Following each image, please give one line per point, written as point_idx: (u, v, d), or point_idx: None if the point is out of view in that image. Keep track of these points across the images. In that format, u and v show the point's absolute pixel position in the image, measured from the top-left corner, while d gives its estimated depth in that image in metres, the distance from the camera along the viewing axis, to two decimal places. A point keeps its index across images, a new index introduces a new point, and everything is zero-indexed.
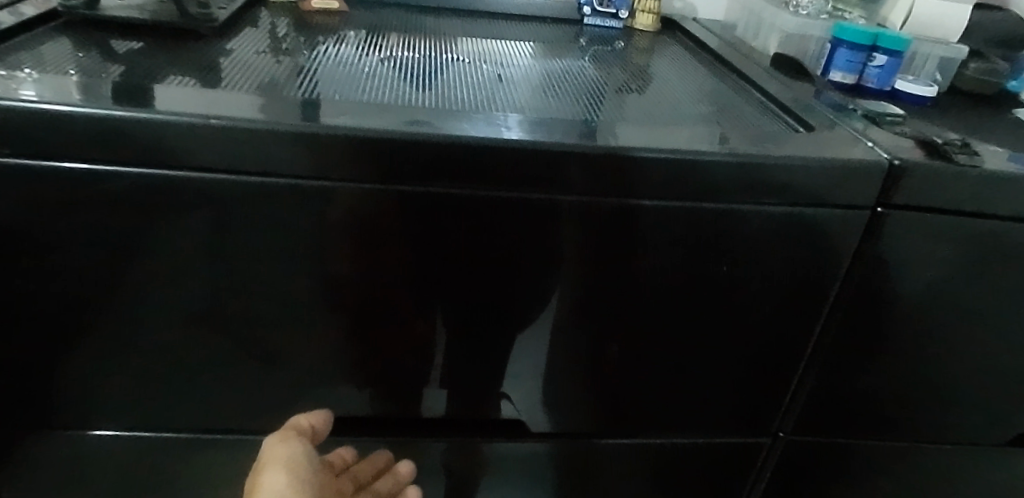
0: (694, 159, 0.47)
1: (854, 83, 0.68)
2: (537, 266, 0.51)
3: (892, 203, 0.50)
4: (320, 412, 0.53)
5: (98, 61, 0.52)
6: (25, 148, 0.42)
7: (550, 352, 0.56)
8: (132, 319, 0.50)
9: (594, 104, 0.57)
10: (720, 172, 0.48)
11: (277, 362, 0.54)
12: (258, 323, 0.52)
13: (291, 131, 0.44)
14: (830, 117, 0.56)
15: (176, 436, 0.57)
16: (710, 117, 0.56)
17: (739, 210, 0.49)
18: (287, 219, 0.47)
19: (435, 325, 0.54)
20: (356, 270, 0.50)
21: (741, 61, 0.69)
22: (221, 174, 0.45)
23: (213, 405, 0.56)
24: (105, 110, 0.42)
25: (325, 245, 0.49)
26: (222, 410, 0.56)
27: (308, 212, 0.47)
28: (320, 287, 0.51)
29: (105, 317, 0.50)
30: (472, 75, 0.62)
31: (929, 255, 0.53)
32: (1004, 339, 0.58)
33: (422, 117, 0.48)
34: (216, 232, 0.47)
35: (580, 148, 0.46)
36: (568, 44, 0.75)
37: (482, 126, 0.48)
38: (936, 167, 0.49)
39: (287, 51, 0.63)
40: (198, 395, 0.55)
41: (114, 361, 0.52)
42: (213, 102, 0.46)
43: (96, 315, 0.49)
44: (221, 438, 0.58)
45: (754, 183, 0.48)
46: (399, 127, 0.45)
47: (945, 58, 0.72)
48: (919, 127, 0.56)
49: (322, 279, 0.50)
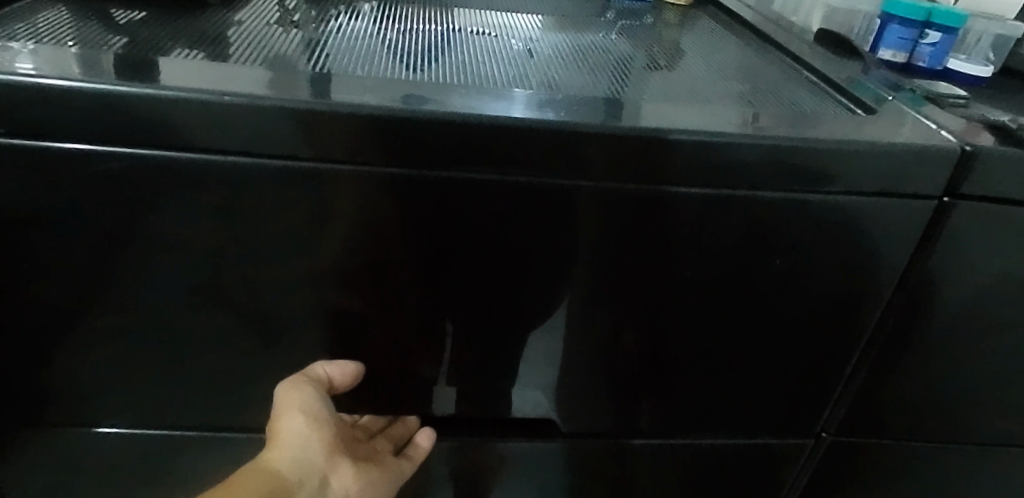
0: (726, 141, 0.43)
1: (905, 61, 0.66)
2: (576, 256, 0.48)
3: (960, 193, 0.47)
4: (349, 367, 0.49)
5: (97, 32, 0.48)
6: (21, 126, 0.39)
7: (586, 347, 0.53)
8: (140, 311, 0.47)
9: (624, 80, 0.53)
10: (753, 155, 0.44)
11: (298, 355, 0.51)
12: (278, 314, 0.49)
13: (306, 109, 0.40)
14: (888, 97, 0.52)
15: (190, 432, 0.55)
16: (756, 96, 0.52)
17: (792, 198, 0.46)
18: (311, 204, 0.44)
19: (466, 317, 0.50)
20: (383, 260, 0.47)
21: (784, 38, 0.65)
22: (239, 155, 0.41)
23: (229, 400, 0.53)
24: (106, 85, 0.38)
25: (351, 231, 0.45)
26: (239, 405, 0.53)
27: (331, 198, 0.44)
28: (345, 277, 0.47)
29: (113, 307, 0.47)
30: (498, 50, 0.58)
31: (992, 249, 0.50)
32: None
33: (423, 93, 0.44)
34: (232, 217, 0.44)
35: (616, 127, 0.42)
36: (595, 19, 0.71)
37: (491, 101, 0.43)
38: (1009, 154, 0.46)
39: (300, 22, 0.59)
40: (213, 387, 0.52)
41: (124, 353, 0.49)
42: (222, 77, 0.42)
43: (103, 304, 0.46)
44: (237, 435, 0.55)
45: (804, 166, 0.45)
46: (395, 103, 0.41)
47: (999, 36, 0.69)
48: (983, 110, 0.52)
49: (347, 269, 0.47)
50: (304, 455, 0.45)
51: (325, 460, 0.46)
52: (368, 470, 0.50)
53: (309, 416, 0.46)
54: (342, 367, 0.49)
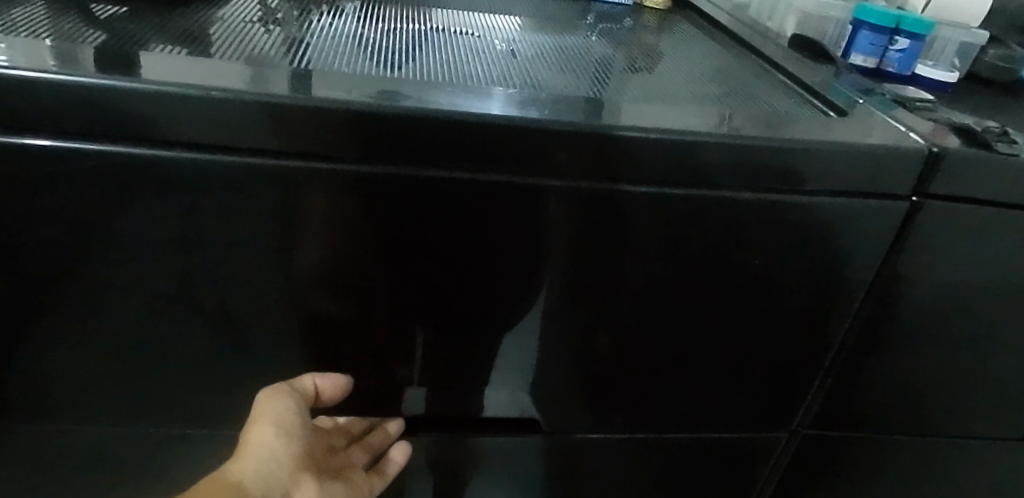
0: (692, 141, 0.44)
1: (875, 67, 0.68)
2: (559, 254, 0.48)
3: (927, 193, 0.49)
4: (338, 380, 0.51)
5: (77, 26, 0.48)
6: (2, 118, 0.39)
7: (568, 344, 0.53)
8: (116, 307, 0.47)
9: (604, 81, 0.54)
10: (718, 155, 0.45)
11: (280, 352, 0.51)
12: (260, 310, 0.49)
13: (287, 104, 0.40)
14: (859, 100, 0.54)
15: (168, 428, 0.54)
16: (732, 98, 0.53)
17: (767, 199, 0.47)
18: (295, 201, 0.44)
19: (449, 314, 0.51)
20: (367, 257, 0.47)
21: (759, 41, 0.67)
22: (223, 152, 0.42)
23: (208, 397, 0.53)
24: (89, 79, 0.38)
25: (335, 228, 0.45)
26: (219, 402, 0.53)
27: (310, 196, 0.44)
28: (329, 273, 0.47)
29: (92, 303, 0.46)
30: (480, 50, 0.59)
31: (957, 247, 0.51)
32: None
33: (403, 90, 0.44)
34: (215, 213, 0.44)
35: (595, 127, 0.43)
36: (576, 21, 0.72)
37: (467, 98, 0.44)
38: (972, 156, 0.47)
39: (282, 20, 0.59)
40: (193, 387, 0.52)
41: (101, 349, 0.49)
42: (204, 72, 0.42)
43: (79, 301, 0.46)
44: (215, 432, 0.55)
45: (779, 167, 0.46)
46: (375, 99, 0.42)
47: (965, 43, 0.71)
48: (950, 114, 0.54)
49: (331, 265, 0.47)
50: (269, 467, 0.46)
51: (288, 472, 0.47)
52: (334, 487, 0.51)
53: (281, 428, 0.46)
54: (332, 381, 0.51)
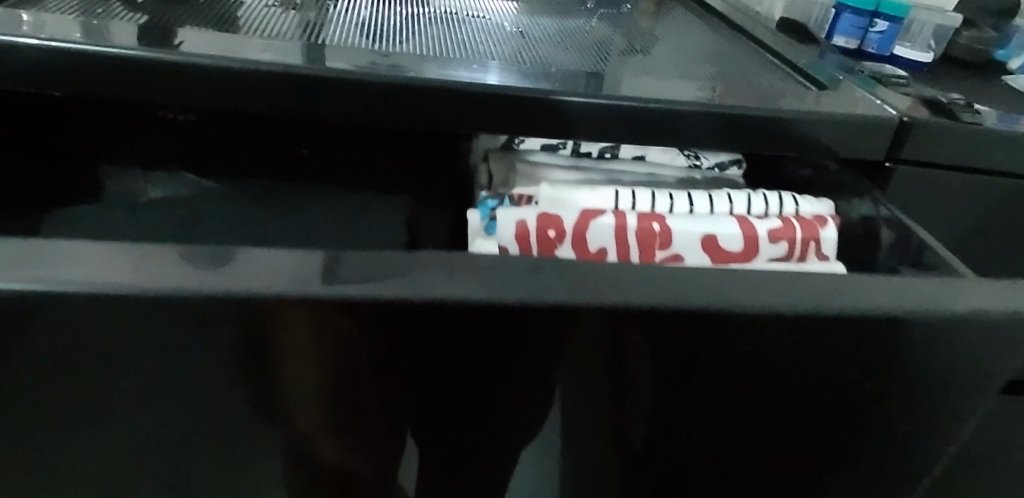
0: (669, 108, 0.47)
1: (856, 47, 0.73)
2: (646, 384, 0.30)
3: (900, 159, 0.53)
4: None
5: (119, 8, 0.51)
6: (51, 81, 0.42)
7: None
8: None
9: (604, 60, 0.58)
10: (698, 121, 0.48)
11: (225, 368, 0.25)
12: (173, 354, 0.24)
13: (300, 72, 0.44)
14: (841, 77, 0.58)
15: None
16: (723, 76, 0.57)
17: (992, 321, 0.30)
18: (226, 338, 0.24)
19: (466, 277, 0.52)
20: (345, 409, 0.28)
21: (750, 25, 0.71)
22: (186, 263, 0.24)
23: None
24: (129, 49, 0.42)
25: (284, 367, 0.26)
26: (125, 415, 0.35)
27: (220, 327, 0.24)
28: (275, 416, 0.27)
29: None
30: (490, 31, 0.63)
31: (917, 208, 0.57)
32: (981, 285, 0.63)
33: (408, 64, 0.47)
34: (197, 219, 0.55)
35: (547, 93, 0.46)
36: (577, 6, 0.76)
37: (466, 71, 0.48)
38: (937, 123, 0.52)
39: (302, 5, 0.63)
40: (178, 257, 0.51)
41: None
42: (231, 46, 0.46)
43: None
44: None
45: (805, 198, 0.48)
46: (367, 69, 0.45)
47: (940, 26, 0.76)
48: (922, 89, 0.59)
49: (277, 413, 0.27)
50: None
51: None
52: None
53: None
54: None
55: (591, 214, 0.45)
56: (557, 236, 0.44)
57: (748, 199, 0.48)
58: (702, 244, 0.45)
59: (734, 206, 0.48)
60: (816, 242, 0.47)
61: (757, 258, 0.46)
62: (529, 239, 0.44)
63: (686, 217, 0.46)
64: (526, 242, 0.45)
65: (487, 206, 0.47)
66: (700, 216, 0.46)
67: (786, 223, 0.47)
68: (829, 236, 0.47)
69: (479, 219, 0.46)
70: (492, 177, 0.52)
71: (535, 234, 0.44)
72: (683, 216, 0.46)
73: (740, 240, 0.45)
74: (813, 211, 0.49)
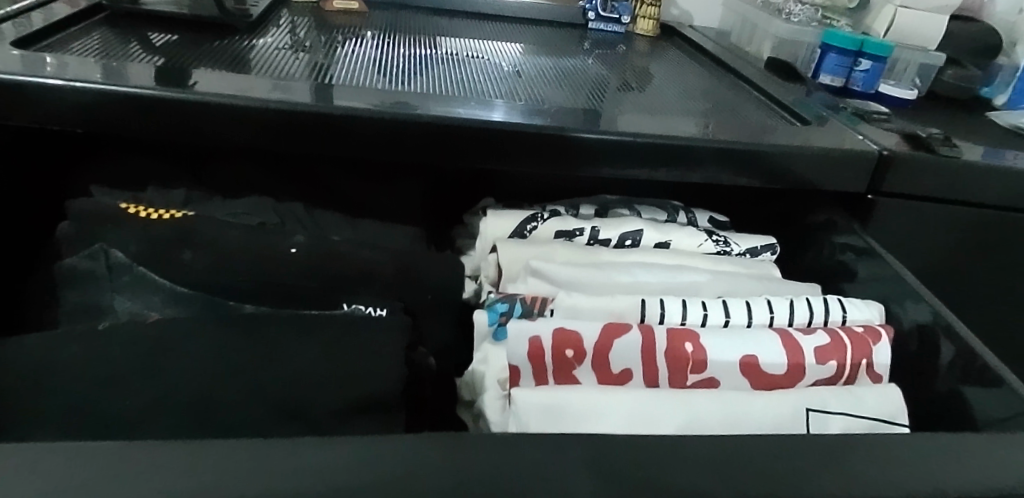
0: (658, 142, 0.50)
1: (841, 85, 0.76)
2: None
3: (882, 191, 0.55)
4: None
5: (138, 51, 0.55)
6: (73, 116, 0.45)
7: None
8: None
9: (597, 97, 0.61)
10: (686, 154, 0.50)
11: (245, 476, 0.23)
12: None
13: (306, 109, 0.46)
14: (825, 114, 0.60)
15: None
16: (713, 112, 0.59)
17: None
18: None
19: (460, 338, 0.50)
20: None
21: (739, 64, 0.74)
22: (197, 459, 0.23)
23: None
24: (147, 89, 0.45)
25: None
26: (117, 426, 0.36)
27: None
28: None
29: None
30: (489, 71, 0.66)
31: (903, 239, 0.58)
32: (973, 313, 0.64)
33: (408, 101, 0.50)
34: (138, 339, 0.37)
35: (539, 127, 0.48)
36: (573, 47, 0.79)
37: (465, 108, 0.50)
38: (918, 156, 0.54)
39: (310, 46, 0.66)
40: (90, 428, 0.36)
41: None
42: (243, 86, 0.48)
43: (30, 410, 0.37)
44: None
45: (850, 311, 0.46)
46: (369, 106, 0.48)
47: (924, 65, 0.79)
48: (902, 124, 0.61)
49: None
50: None
51: None
52: None
53: None
54: None
55: (615, 329, 0.40)
56: (576, 355, 0.40)
57: (792, 306, 0.45)
58: (742, 367, 0.41)
59: (775, 316, 0.44)
60: (867, 361, 0.43)
61: (803, 380, 0.42)
62: (543, 358, 0.40)
63: (723, 333, 0.42)
64: (541, 362, 0.40)
65: (496, 309, 0.43)
66: (737, 332, 0.42)
67: (834, 340, 0.43)
68: (881, 353, 0.43)
69: (488, 323, 0.43)
70: (499, 271, 0.48)
71: (550, 353, 0.40)
72: (717, 330, 0.42)
73: (784, 364, 0.41)
74: (862, 317, 0.46)
